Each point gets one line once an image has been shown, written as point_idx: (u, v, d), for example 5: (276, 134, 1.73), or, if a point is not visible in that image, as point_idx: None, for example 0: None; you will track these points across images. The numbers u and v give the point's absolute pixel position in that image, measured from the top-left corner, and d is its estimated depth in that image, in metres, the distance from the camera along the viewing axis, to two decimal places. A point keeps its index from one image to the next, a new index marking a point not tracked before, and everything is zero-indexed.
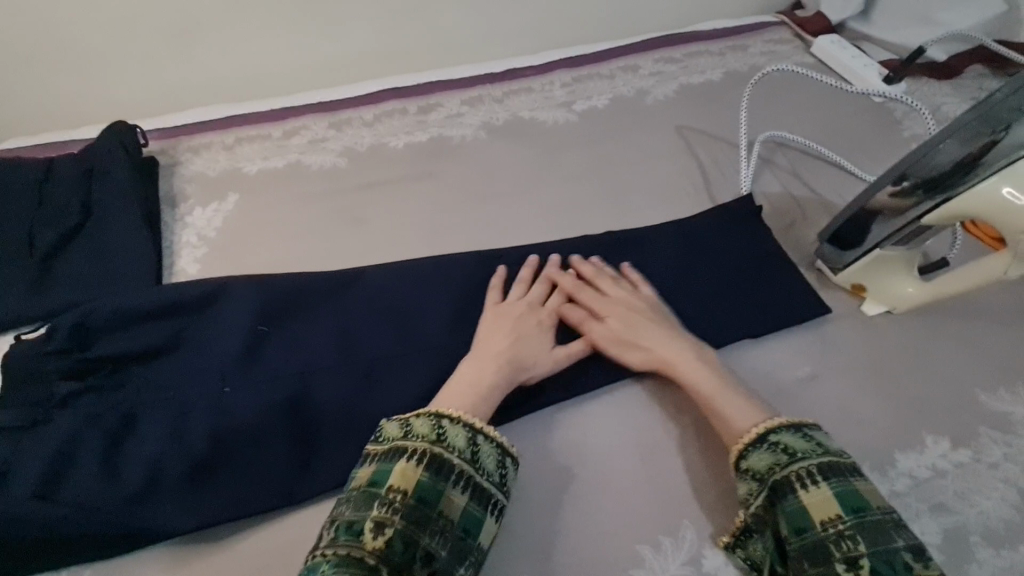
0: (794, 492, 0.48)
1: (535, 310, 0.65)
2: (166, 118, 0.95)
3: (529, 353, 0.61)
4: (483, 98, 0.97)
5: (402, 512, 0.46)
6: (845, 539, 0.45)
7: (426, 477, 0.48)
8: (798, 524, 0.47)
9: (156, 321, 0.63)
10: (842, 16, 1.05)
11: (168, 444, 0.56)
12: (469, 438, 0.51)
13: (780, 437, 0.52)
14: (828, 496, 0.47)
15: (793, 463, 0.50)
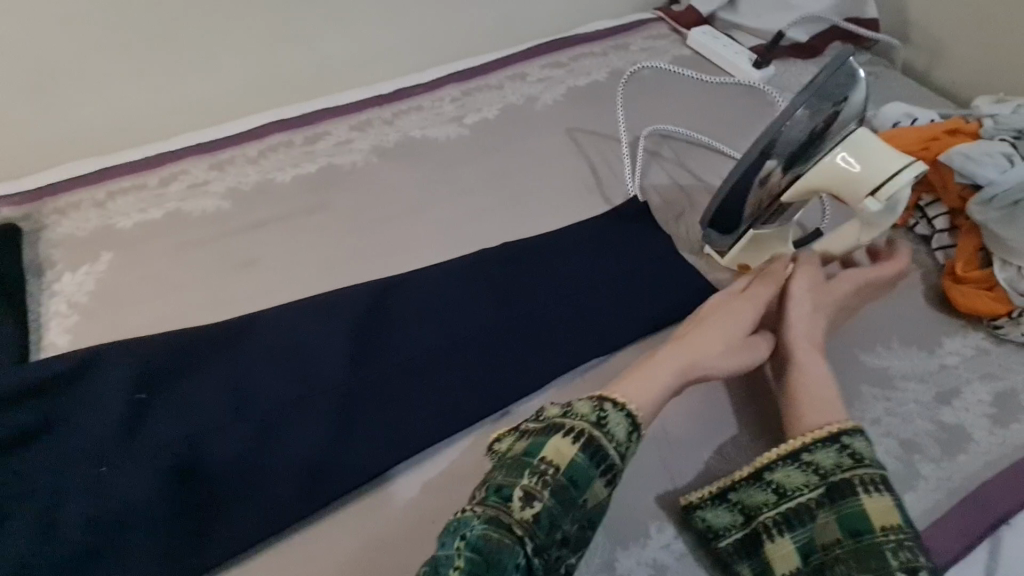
0: (854, 495, 0.49)
1: (745, 307, 0.62)
2: (27, 180, 0.88)
3: (709, 357, 0.58)
4: (372, 122, 0.96)
5: (552, 489, 0.46)
6: (905, 548, 0.46)
7: (580, 459, 0.48)
8: (856, 527, 0.48)
9: (8, 409, 0.57)
10: (709, 8, 1.10)
11: (40, 540, 0.52)
12: (628, 432, 0.51)
13: (852, 441, 0.51)
14: (891, 505, 0.48)
15: (858, 468, 0.50)
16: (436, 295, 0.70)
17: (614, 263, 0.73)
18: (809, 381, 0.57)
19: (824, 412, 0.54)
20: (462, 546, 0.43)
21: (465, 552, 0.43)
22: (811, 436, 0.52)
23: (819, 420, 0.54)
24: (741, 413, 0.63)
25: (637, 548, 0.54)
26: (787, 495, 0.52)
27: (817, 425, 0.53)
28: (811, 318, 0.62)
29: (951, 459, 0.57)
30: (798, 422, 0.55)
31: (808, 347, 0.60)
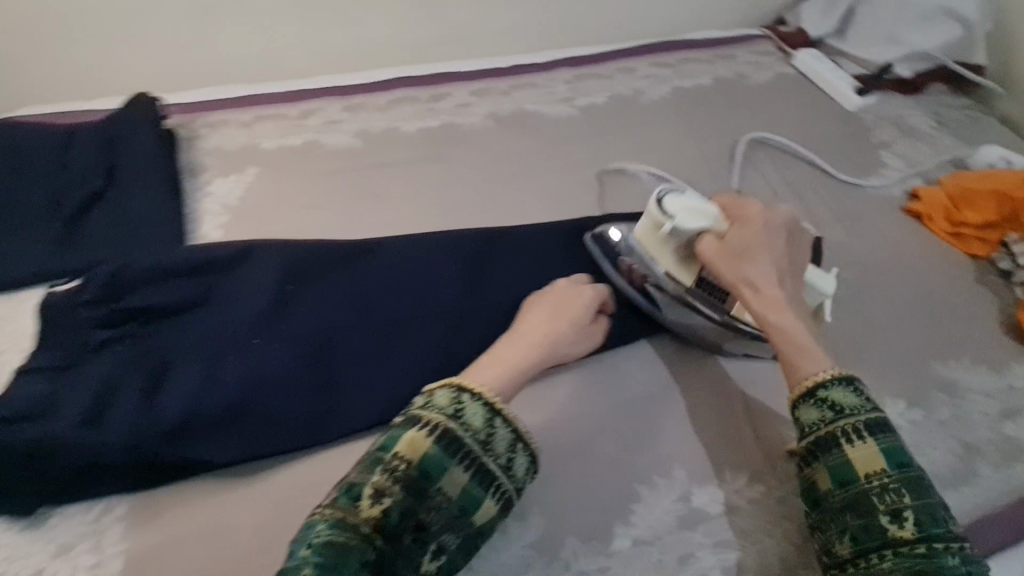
0: (838, 448, 0.52)
1: (585, 299, 0.63)
2: (186, 94, 0.98)
3: (558, 345, 0.59)
4: (489, 90, 1.03)
5: (403, 482, 0.46)
6: (890, 491, 0.50)
7: (434, 451, 0.47)
8: (842, 476, 0.52)
9: (181, 280, 0.66)
10: (820, 31, 1.17)
11: (201, 384, 0.59)
12: (438, 414, 0.48)
13: (829, 393, 0.54)
14: (876, 452, 0.51)
15: (839, 419, 0.53)
16: (543, 248, 0.77)
17: None
18: (794, 331, 0.57)
19: (811, 359, 0.56)
20: (307, 553, 0.43)
21: (310, 558, 0.42)
22: (806, 385, 0.54)
23: (813, 366, 0.55)
24: None
25: (712, 488, 0.59)
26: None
27: (814, 372, 0.55)
28: (764, 272, 0.60)
29: (1004, 467, 0.62)
30: (795, 369, 0.56)
31: (784, 299, 0.59)
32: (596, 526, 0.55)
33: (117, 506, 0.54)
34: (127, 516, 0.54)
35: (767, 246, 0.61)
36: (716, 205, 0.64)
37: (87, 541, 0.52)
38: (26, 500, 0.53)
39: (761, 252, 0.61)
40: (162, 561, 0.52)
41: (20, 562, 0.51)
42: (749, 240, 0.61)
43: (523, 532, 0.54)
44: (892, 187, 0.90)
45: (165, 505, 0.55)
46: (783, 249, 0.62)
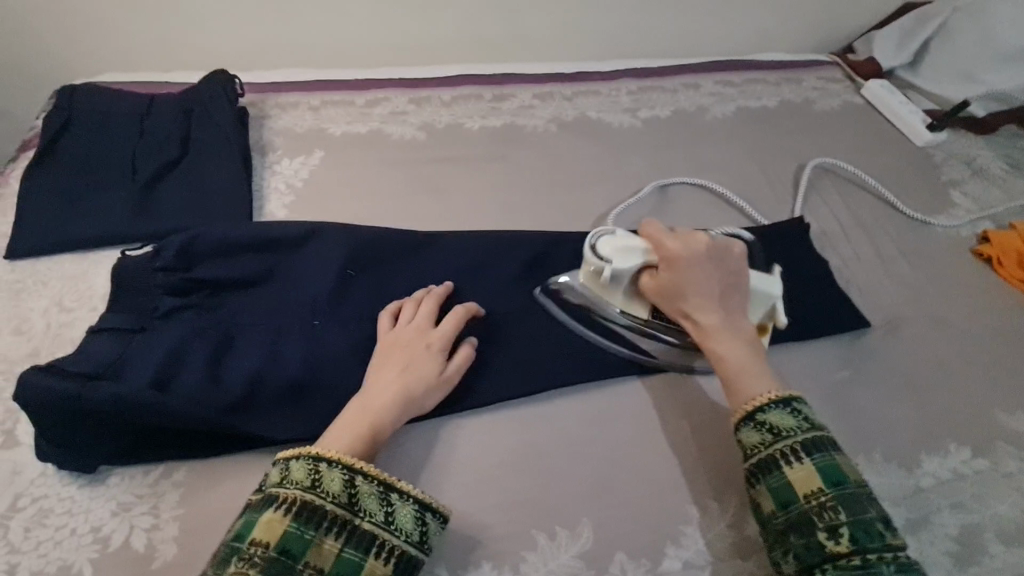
0: (778, 469, 0.50)
1: (433, 350, 0.60)
2: (258, 75, 1.00)
3: (418, 386, 0.57)
4: (553, 95, 1.03)
5: (261, 567, 0.43)
6: (827, 510, 0.47)
7: (293, 528, 0.45)
8: (783, 498, 0.49)
9: (251, 255, 0.67)
10: (891, 64, 1.15)
11: (265, 360, 0.60)
12: (302, 482, 0.47)
13: (767, 416, 0.52)
14: (812, 471, 0.49)
15: (779, 441, 0.51)
16: None
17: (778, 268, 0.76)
18: (732, 359, 0.56)
19: (747, 380, 0.54)
20: None
21: None
22: (750, 406, 0.52)
23: (752, 387, 0.54)
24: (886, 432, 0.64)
25: None
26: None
27: (759, 393, 0.53)
28: (704, 301, 0.58)
29: None
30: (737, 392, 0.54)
31: (725, 324, 0.57)
32: (648, 543, 0.54)
33: (177, 471, 0.55)
34: (184, 482, 0.54)
35: (703, 272, 0.58)
36: (654, 238, 0.60)
37: (144, 503, 0.52)
38: (90, 458, 0.53)
39: (698, 277, 0.58)
40: (214, 531, 0.52)
41: (80, 517, 0.51)
42: (682, 276, 0.58)
43: (574, 542, 0.54)
44: (961, 228, 0.88)
45: (222, 475, 0.55)
46: (729, 271, 0.59)
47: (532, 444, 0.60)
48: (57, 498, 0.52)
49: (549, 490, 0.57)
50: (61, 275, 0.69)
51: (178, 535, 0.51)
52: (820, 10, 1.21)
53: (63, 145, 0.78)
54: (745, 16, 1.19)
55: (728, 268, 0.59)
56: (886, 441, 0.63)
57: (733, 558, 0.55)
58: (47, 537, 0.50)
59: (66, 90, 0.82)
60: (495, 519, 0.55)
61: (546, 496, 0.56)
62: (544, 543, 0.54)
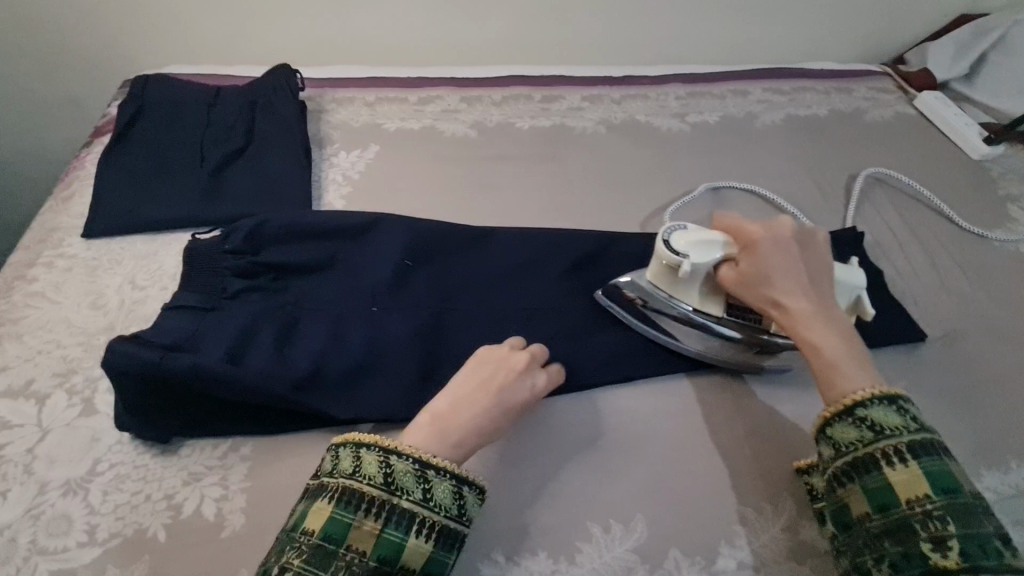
0: (878, 470, 0.48)
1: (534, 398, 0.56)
2: (315, 71, 1.03)
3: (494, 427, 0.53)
4: (602, 98, 1.04)
5: (306, 554, 0.43)
6: (934, 518, 0.45)
7: (336, 514, 0.45)
8: (882, 500, 0.47)
9: (315, 242, 0.69)
10: (946, 76, 1.13)
11: (328, 343, 0.62)
12: (350, 468, 0.47)
13: (869, 411, 0.49)
14: (918, 475, 0.46)
15: (879, 440, 0.48)
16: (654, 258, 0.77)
17: None
18: (826, 346, 0.53)
19: (844, 371, 0.51)
20: None
21: None
22: (847, 400, 0.50)
23: (852, 382, 0.51)
24: (945, 446, 0.63)
25: None
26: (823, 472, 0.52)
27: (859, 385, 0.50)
28: (793, 288, 0.56)
29: None
30: (834, 383, 0.51)
31: (818, 312, 0.55)
32: (702, 541, 0.54)
33: (244, 446, 0.57)
34: (251, 456, 0.56)
35: (791, 261, 0.57)
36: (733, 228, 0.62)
37: (214, 475, 0.54)
38: (165, 428, 0.55)
39: (785, 263, 0.57)
40: (280, 504, 0.53)
41: (154, 484, 0.54)
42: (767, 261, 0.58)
43: (628, 536, 0.54)
44: (1021, 243, 0.86)
45: (287, 452, 0.57)
46: (817, 260, 0.58)
47: (587, 436, 0.61)
48: (132, 465, 0.55)
49: (602, 484, 0.57)
50: (134, 254, 0.72)
51: (247, 506, 0.53)
52: (872, 21, 1.20)
53: (136, 132, 0.82)
54: (796, 24, 1.18)
55: (817, 255, 0.59)
56: None
57: (790, 561, 0.54)
58: (124, 502, 0.52)
59: (140, 80, 0.85)
60: (552, 508, 0.56)
61: (600, 490, 0.57)
62: (599, 535, 0.54)
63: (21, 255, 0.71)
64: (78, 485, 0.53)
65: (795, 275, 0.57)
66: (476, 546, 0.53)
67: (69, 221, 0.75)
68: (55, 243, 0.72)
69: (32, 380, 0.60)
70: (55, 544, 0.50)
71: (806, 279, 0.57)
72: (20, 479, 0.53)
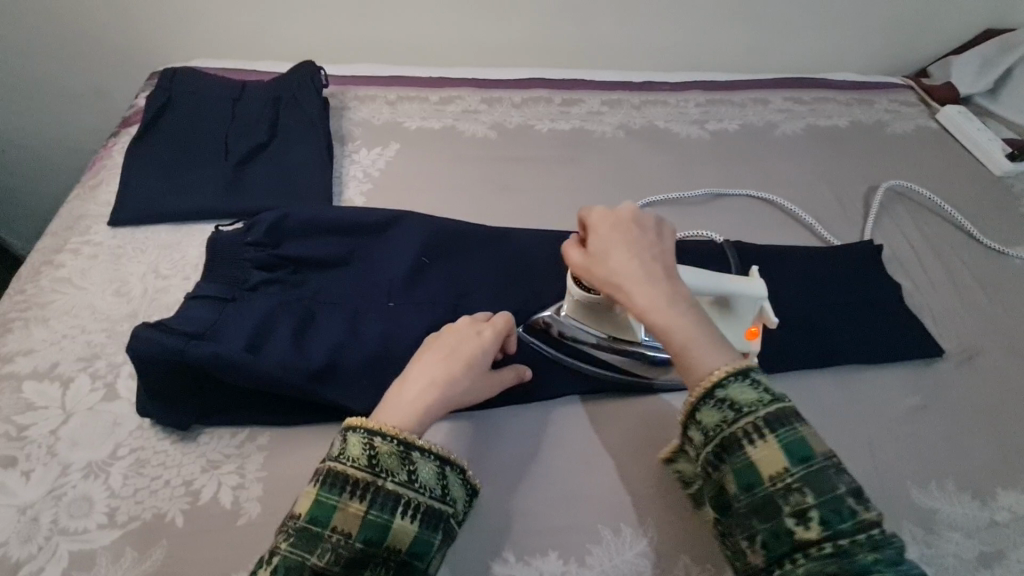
0: (742, 449, 0.48)
1: (482, 341, 0.56)
2: (338, 68, 1.05)
3: (458, 381, 0.54)
4: (622, 103, 1.04)
5: (292, 537, 0.45)
6: (794, 492, 0.45)
7: (320, 497, 0.46)
8: (746, 480, 0.47)
9: (334, 237, 0.70)
10: (969, 90, 1.12)
11: (345, 336, 0.63)
12: (337, 451, 0.48)
13: (728, 391, 0.49)
14: (778, 449, 0.47)
15: (739, 418, 0.48)
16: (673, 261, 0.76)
17: (848, 288, 0.75)
18: (676, 331, 0.51)
19: (697, 359, 0.50)
20: None
21: None
22: (703, 387, 0.49)
23: (706, 366, 0.50)
24: (959, 462, 0.63)
25: None
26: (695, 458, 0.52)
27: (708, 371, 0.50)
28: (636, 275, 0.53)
29: None
30: (692, 372, 0.50)
31: (661, 293, 0.52)
32: (713, 548, 0.55)
33: (262, 436, 0.57)
34: (267, 446, 0.57)
35: (619, 251, 0.54)
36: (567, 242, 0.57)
37: (231, 463, 0.55)
38: (184, 417, 0.56)
39: (622, 251, 0.54)
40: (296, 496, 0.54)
41: (173, 470, 0.54)
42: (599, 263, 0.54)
43: (639, 540, 0.55)
44: None
45: (302, 442, 0.58)
46: (652, 243, 0.55)
47: (600, 440, 0.61)
48: (153, 450, 0.56)
49: (615, 487, 0.58)
50: (158, 244, 0.73)
51: (262, 495, 0.54)
52: (895, 33, 1.19)
53: (162, 123, 0.83)
54: (818, 34, 1.17)
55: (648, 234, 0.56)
56: (957, 471, 0.62)
57: None
58: (144, 486, 0.53)
59: (168, 73, 0.87)
60: (564, 510, 0.56)
61: (613, 493, 0.57)
62: (609, 538, 0.54)
63: (48, 241, 0.73)
64: (99, 468, 0.54)
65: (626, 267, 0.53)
66: (490, 544, 0.54)
67: (96, 210, 0.76)
68: (82, 230, 0.74)
69: (57, 363, 0.61)
70: (75, 526, 0.51)
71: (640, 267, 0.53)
72: (44, 460, 0.54)
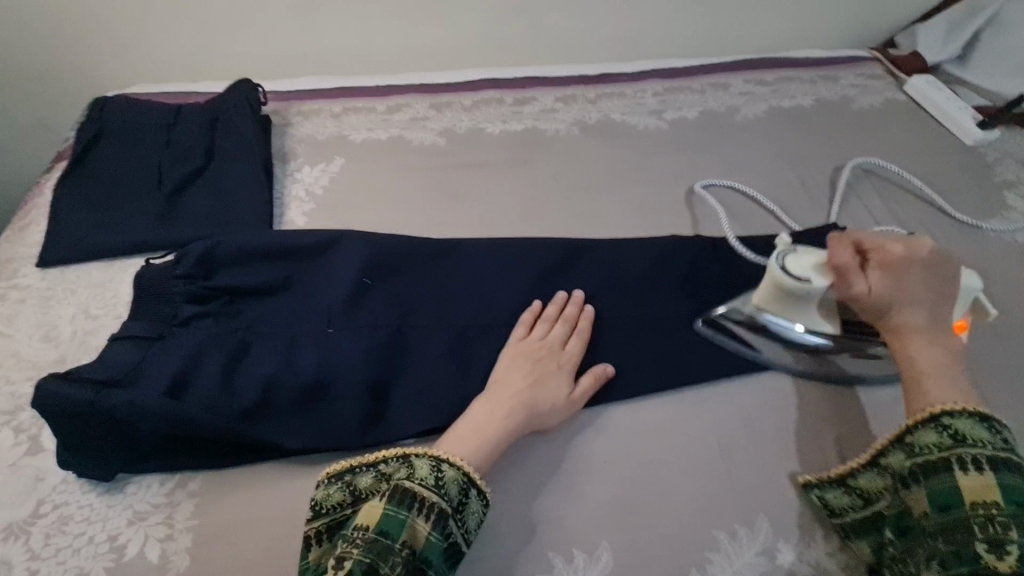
0: (949, 473, 0.49)
1: (560, 367, 0.60)
2: (281, 83, 1.01)
3: (543, 402, 0.57)
4: (576, 98, 1.01)
5: (364, 546, 0.45)
6: (995, 523, 0.46)
7: (390, 510, 0.47)
8: (946, 501, 0.48)
9: (270, 263, 0.67)
10: (937, 59, 1.09)
11: (278, 368, 0.59)
12: (407, 473, 0.50)
13: (954, 421, 0.50)
14: (991, 483, 0.47)
15: (959, 446, 0.49)
16: (628, 261, 0.72)
17: None
18: (922, 363, 0.54)
19: (932, 390, 0.53)
20: None
21: None
22: (932, 411, 0.51)
23: (942, 399, 0.52)
24: None
25: (798, 546, 0.54)
26: (890, 476, 0.53)
27: (946, 403, 0.51)
28: (914, 302, 0.55)
29: None
30: (920, 396, 0.53)
31: (925, 325, 0.55)
32: (672, 567, 0.52)
33: (193, 481, 0.55)
34: (198, 492, 0.54)
35: (915, 274, 0.56)
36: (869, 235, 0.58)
37: (160, 513, 0.52)
38: (107, 467, 0.53)
39: (920, 277, 0.56)
40: (228, 544, 0.51)
41: (98, 525, 0.52)
42: (895, 272, 0.56)
43: (594, 565, 0.52)
44: (1018, 233, 0.82)
45: (236, 485, 0.55)
46: (946, 280, 0.56)
47: (554, 459, 0.58)
48: (77, 505, 0.53)
49: (571, 508, 0.55)
50: (89, 283, 0.70)
51: (194, 546, 0.51)
52: (858, 5, 1.15)
53: (93, 156, 0.80)
54: (777, 12, 1.14)
55: (953, 278, 0.56)
56: None
57: None
58: (67, 545, 0.51)
59: (98, 103, 0.84)
60: (512, 539, 0.53)
61: (569, 515, 0.54)
62: (561, 566, 0.52)
63: None
64: (20, 529, 0.51)
65: (913, 288, 0.55)
66: None
67: (24, 251, 0.73)
68: (10, 273, 0.71)
69: None
70: None
71: (930, 294, 0.56)
72: None
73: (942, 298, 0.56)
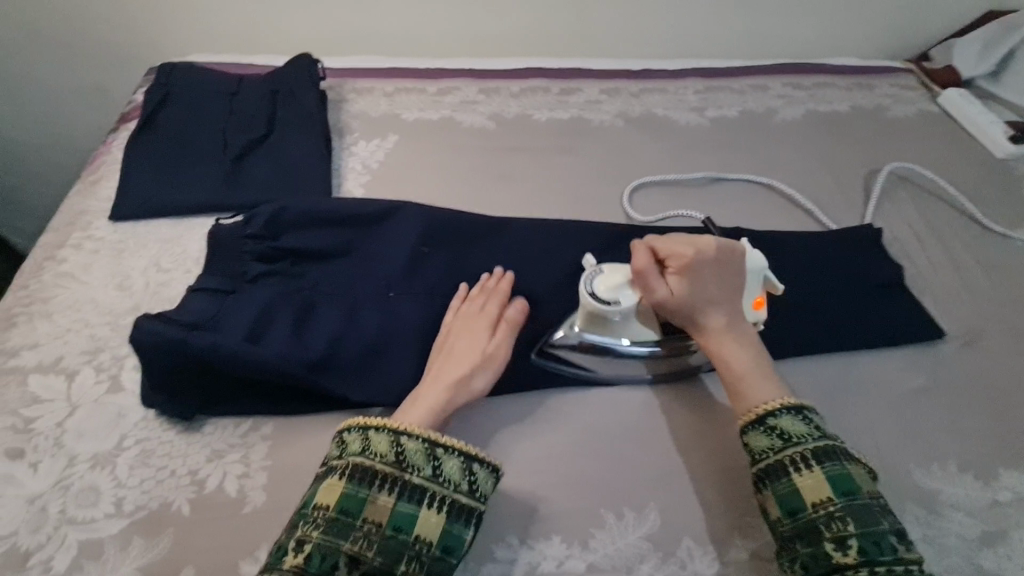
0: (786, 475, 0.51)
1: (472, 331, 0.61)
2: (336, 61, 1.04)
3: (460, 367, 0.58)
4: (620, 91, 1.04)
5: (323, 528, 0.47)
6: (835, 519, 0.48)
7: (349, 488, 0.49)
8: (790, 505, 0.50)
9: (333, 228, 0.70)
10: (971, 73, 1.11)
11: (343, 327, 0.63)
12: (359, 446, 0.51)
13: (778, 421, 0.53)
14: (820, 479, 0.50)
15: (788, 447, 0.52)
16: None
17: (849, 271, 0.75)
18: (733, 364, 0.57)
19: (751, 389, 0.56)
20: None
21: None
22: (757, 413, 0.54)
23: (757, 396, 0.55)
24: (961, 442, 0.63)
25: None
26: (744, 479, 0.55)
27: (761, 401, 0.55)
28: (713, 305, 0.59)
29: None
30: (744, 399, 0.56)
31: (731, 325, 0.59)
32: (714, 529, 0.55)
33: (265, 425, 0.58)
34: (271, 436, 0.57)
35: (709, 279, 0.59)
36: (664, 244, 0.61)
37: (235, 452, 0.56)
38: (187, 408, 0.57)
39: (707, 280, 0.59)
40: (300, 483, 0.55)
41: (178, 460, 0.55)
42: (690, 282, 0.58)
43: (641, 524, 0.55)
44: None
45: (306, 432, 0.58)
46: (738, 278, 0.60)
47: (601, 425, 0.61)
48: (158, 442, 0.56)
49: (618, 471, 0.58)
50: (159, 238, 0.74)
51: (268, 484, 0.54)
52: (895, 18, 1.19)
53: (159, 118, 0.83)
54: (817, 19, 1.17)
55: (738, 269, 0.60)
56: (958, 451, 0.62)
57: None
58: (150, 476, 0.54)
59: (164, 69, 0.87)
60: (563, 495, 0.56)
61: (616, 477, 0.58)
62: (611, 522, 0.55)
63: (50, 236, 0.73)
64: (105, 459, 0.55)
65: (708, 293, 0.59)
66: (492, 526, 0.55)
67: (96, 205, 0.77)
68: (83, 225, 0.74)
69: (62, 356, 0.61)
70: (84, 515, 0.51)
71: (727, 294, 0.59)
72: (50, 452, 0.55)
73: (737, 295, 0.60)
